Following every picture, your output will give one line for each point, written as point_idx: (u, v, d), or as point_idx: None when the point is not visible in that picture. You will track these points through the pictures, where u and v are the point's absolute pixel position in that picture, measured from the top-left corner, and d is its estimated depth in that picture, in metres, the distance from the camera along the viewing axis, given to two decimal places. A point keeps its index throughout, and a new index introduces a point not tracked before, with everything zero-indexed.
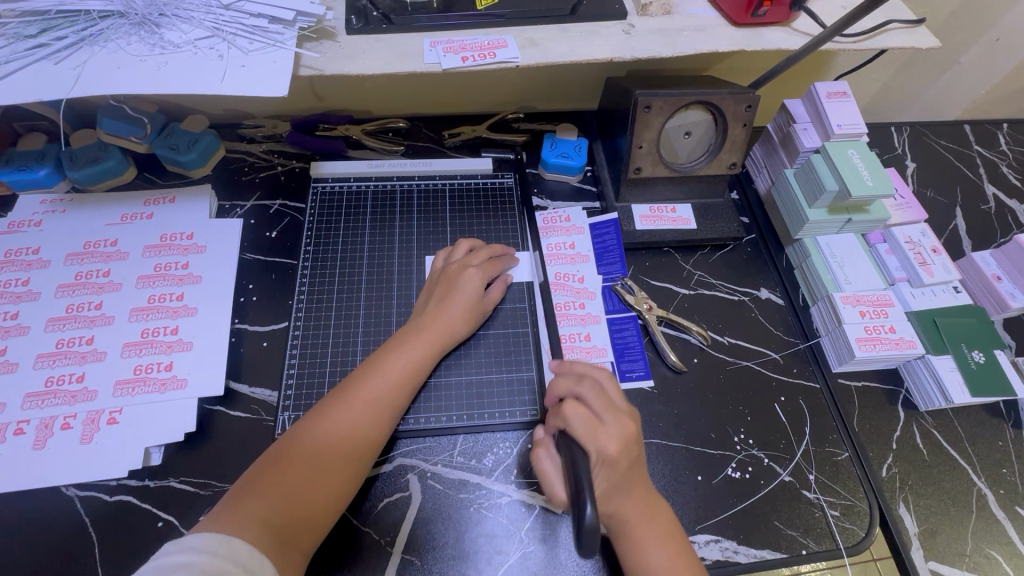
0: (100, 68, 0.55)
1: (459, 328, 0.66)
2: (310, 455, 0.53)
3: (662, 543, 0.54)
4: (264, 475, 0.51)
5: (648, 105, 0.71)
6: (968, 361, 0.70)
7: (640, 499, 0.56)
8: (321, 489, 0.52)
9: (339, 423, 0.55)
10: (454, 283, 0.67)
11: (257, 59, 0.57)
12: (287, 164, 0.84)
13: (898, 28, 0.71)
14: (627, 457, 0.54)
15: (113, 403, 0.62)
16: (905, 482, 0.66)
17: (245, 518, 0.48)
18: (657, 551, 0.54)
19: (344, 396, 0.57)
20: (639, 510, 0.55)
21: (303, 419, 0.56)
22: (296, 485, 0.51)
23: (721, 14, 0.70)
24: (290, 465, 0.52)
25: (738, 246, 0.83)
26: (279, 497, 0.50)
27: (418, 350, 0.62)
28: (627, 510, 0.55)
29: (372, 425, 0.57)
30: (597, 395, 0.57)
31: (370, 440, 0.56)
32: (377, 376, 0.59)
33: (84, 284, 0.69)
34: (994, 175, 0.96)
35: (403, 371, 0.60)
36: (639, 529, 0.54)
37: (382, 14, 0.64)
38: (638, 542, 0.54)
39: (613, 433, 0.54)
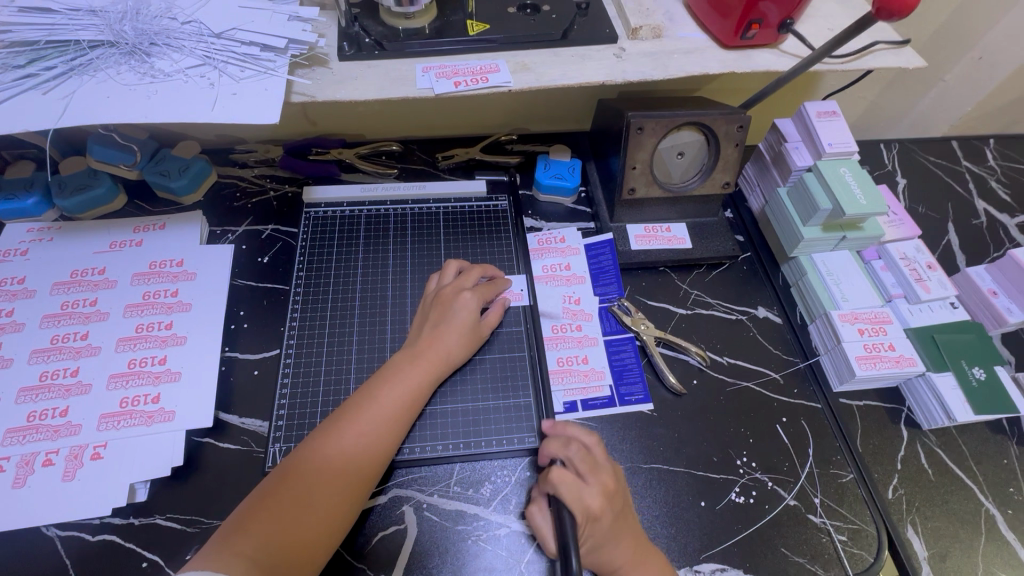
0: (90, 97, 0.54)
1: (457, 351, 0.64)
2: (302, 490, 0.52)
3: None
4: (254, 511, 0.50)
5: (641, 127, 0.71)
6: (969, 378, 0.69)
7: (636, 550, 0.55)
8: (313, 526, 0.51)
9: (333, 455, 0.54)
10: (449, 308, 0.66)
11: (249, 87, 0.56)
12: (279, 189, 0.84)
13: (884, 49, 0.72)
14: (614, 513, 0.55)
15: (98, 437, 0.60)
16: (912, 504, 0.65)
17: (235, 555, 0.47)
18: None
19: (338, 427, 0.55)
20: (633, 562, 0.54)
21: (297, 451, 0.55)
22: (287, 522, 0.50)
23: (710, 36, 0.71)
24: (282, 496, 0.51)
25: (734, 264, 0.83)
26: (270, 535, 0.49)
27: (415, 375, 0.61)
28: (619, 562, 0.54)
29: (370, 455, 0.55)
30: (583, 457, 0.57)
31: (367, 472, 0.55)
32: (373, 403, 0.57)
33: (70, 314, 0.67)
34: (984, 190, 0.96)
35: (400, 400, 0.59)
36: None
37: (375, 40, 0.65)
38: None
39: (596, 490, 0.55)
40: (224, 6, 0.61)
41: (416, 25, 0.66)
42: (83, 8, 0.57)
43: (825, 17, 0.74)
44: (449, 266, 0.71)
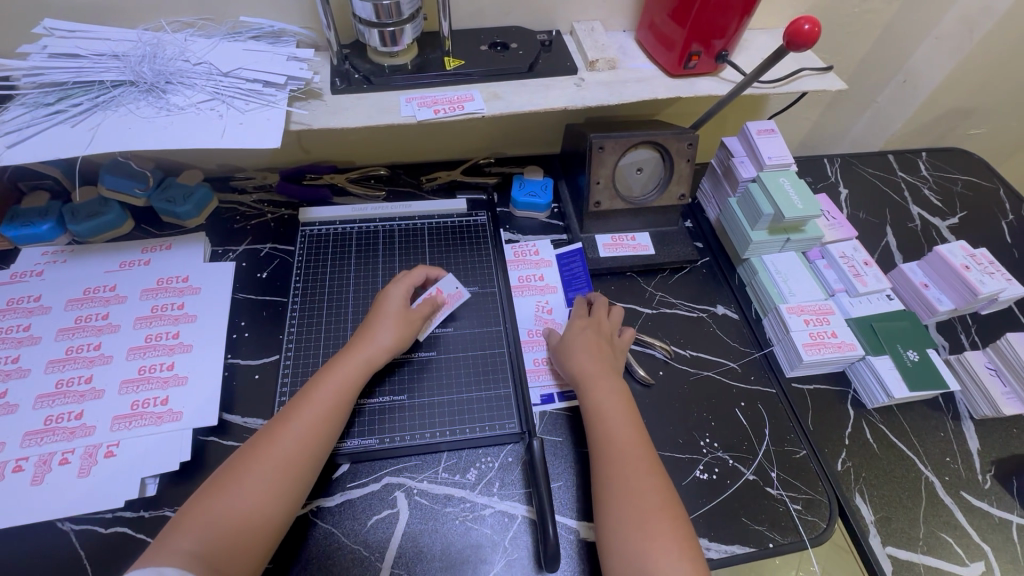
0: (112, 129, 0.62)
1: (387, 343, 0.69)
2: (240, 486, 0.55)
3: (614, 395, 0.66)
4: (196, 507, 0.54)
5: (601, 146, 0.80)
6: (904, 360, 0.77)
7: (603, 363, 0.69)
8: (251, 519, 0.54)
9: (268, 447, 0.58)
10: (379, 306, 0.73)
11: (253, 117, 0.64)
12: (276, 212, 0.91)
13: (810, 74, 0.82)
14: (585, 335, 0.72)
15: (111, 437, 0.64)
16: (859, 474, 0.71)
17: (174, 551, 0.50)
18: (611, 401, 0.66)
19: (275, 427, 0.60)
20: (597, 369, 0.68)
21: (237, 454, 0.58)
22: (226, 515, 0.53)
23: (658, 67, 0.81)
24: (221, 491, 0.55)
25: (694, 268, 0.91)
26: (208, 528, 0.52)
27: (347, 372, 0.65)
28: (584, 366, 0.69)
29: (305, 448, 0.59)
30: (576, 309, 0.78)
31: (303, 466, 0.58)
32: (307, 398, 0.62)
33: (84, 327, 0.73)
34: (917, 197, 1.07)
35: (334, 397, 0.63)
36: (601, 392, 0.66)
37: (363, 76, 0.74)
38: (600, 396, 0.66)
39: (618, 399, 0.66)
40: (230, 49, 0.69)
41: (400, 62, 0.75)
42: (106, 54, 0.65)
43: (757, 49, 0.85)
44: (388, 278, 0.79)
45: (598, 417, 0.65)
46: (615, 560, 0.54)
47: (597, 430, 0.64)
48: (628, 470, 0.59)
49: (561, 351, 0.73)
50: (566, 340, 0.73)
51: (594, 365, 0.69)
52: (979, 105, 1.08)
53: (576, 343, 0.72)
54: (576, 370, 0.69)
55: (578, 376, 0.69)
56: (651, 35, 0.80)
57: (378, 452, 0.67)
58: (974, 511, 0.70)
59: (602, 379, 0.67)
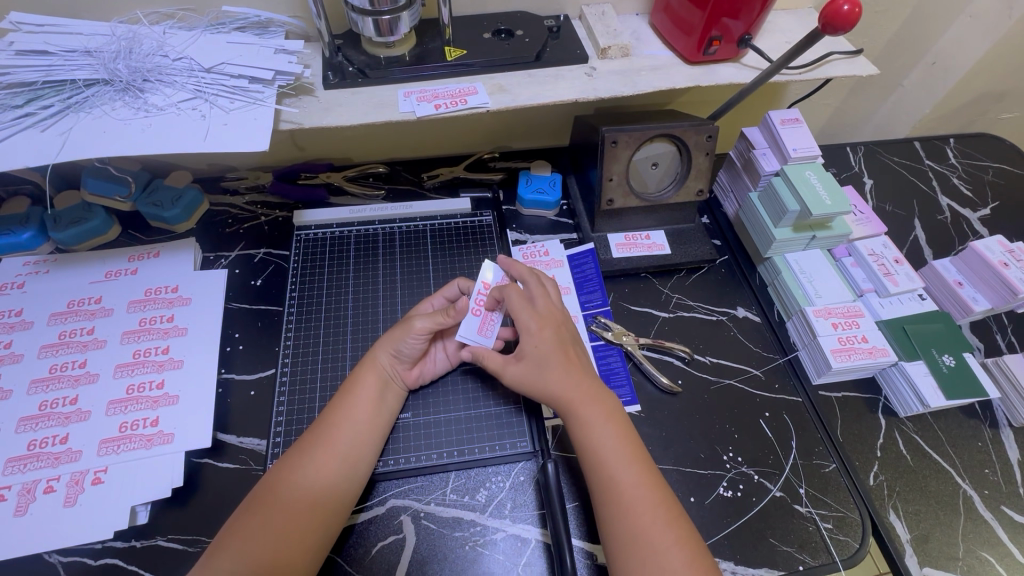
0: (85, 133, 0.56)
1: (399, 354, 0.66)
2: (273, 503, 0.54)
3: (605, 419, 0.60)
4: (239, 524, 0.53)
5: (614, 140, 0.75)
6: (940, 365, 0.72)
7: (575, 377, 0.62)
8: (289, 536, 0.53)
9: (299, 463, 0.57)
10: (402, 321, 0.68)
11: (239, 117, 0.59)
12: (270, 214, 0.86)
13: (839, 58, 0.77)
14: (547, 347, 0.63)
15: (98, 462, 0.61)
16: (893, 489, 0.67)
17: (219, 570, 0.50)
18: (602, 429, 0.59)
19: (305, 441, 0.59)
20: (579, 389, 0.61)
21: (267, 475, 0.57)
22: (260, 539, 0.52)
23: (675, 53, 0.75)
24: (257, 509, 0.54)
25: (712, 267, 0.86)
26: (250, 547, 0.51)
27: (366, 376, 0.64)
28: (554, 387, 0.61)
29: (340, 460, 0.58)
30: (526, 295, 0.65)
31: (338, 479, 0.57)
32: (334, 413, 0.61)
33: (68, 343, 0.69)
34: (946, 187, 1.01)
35: (365, 408, 0.62)
36: (586, 414, 0.60)
37: (358, 68, 0.68)
38: (585, 428, 0.59)
39: (614, 431, 0.59)
40: (212, 42, 0.64)
41: (396, 53, 0.70)
42: (78, 50, 0.60)
43: (782, 32, 0.79)
44: (434, 296, 0.72)
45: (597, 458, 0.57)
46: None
47: (598, 474, 0.57)
48: (645, 519, 0.53)
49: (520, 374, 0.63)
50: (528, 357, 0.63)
51: (574, 387, 0.61)
52: (1013, 87, 1.02)
53: (536, 363, 0.62)
54: (558, 395, 0.61)
55: (565, 405, 0.60)
56: (667, 19, 0.74)
57: (381, 473, 0.63)
58: (1016, 526, 0.66)
59: (586, 402, 0.60)
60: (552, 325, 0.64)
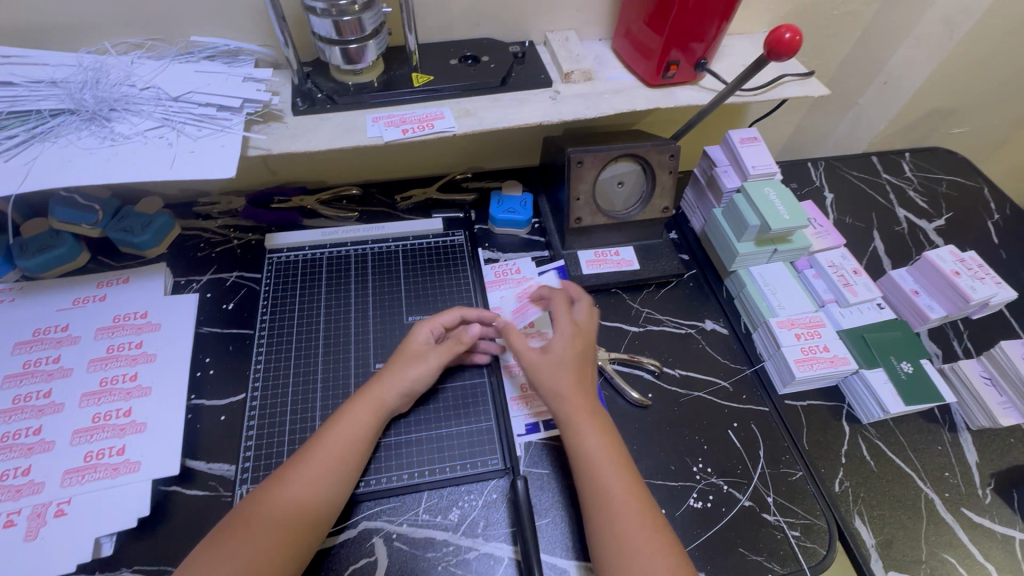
0: (50, 163, 0.57)
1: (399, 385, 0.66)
2: (259, 517, 0.55)
3: (598, 429, 0.61)
4: (223, 535, 0.53)
5: (580, 161, 0.77)
6: (898, 372, 0.75)
7: (585, 386, 0.64)
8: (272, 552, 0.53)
9: (287, 483, 0.57)
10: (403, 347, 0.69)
11: (207, 144, 0.60)
12: (242, 237, 0.87)
13: (792, 80, 0.80)
14: (572, 352, 0.66)
15: (61, 494, 0.60)
16: (858, 495, 0.69)
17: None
18: (595, 437, 0.61)
19: (296, 457, 0.60)
20: (579, 399, 0.63)
21: (259, 485, 0.58)
22: (249, 550, 0.52)
23: (637, 77, 0.78)
24: (241, 523, 0.54)
25: (681, 282, 0.88)
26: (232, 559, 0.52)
27: (361, 406, 0.63)
28: (563, 389, 0.63)
29: (331, 469, 0.59)
30: (566, 306, 0.71)
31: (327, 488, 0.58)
32: (327, 433, 0.61)
33: (33, 372, 0.68)
34: (903, 199, 1.05)
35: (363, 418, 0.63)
36: (583, 421, 0.61)
37: (327, 95, 0.70)
38: (583, 438, 0.61)
39: (606, 440, 0.61)
40: (181, 72, 0.65)
41: (364, 80, 0.72)
42: (44, 80, 0.60)
43: (737, 56, 0.83)
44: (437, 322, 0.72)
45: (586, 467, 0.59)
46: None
47: (589, 484, 0.58)
48: (631, 523, 0.55)
49: (535, 373, 0.66)
50: (548, 355, 0.66)
51: (576, 394, 0.63)
52: (960, 104, 1.07)
53: (555, 362, 0.65)
54: (561, 404, 0.63)
55: (563, 415, 0.62)
56: (628, 44, 0.77)
57: (362, 493, 0.64)
58: (976, 527, 0.68)
59: (584, 412, 0.62)
60: (580, 340, 0.67)
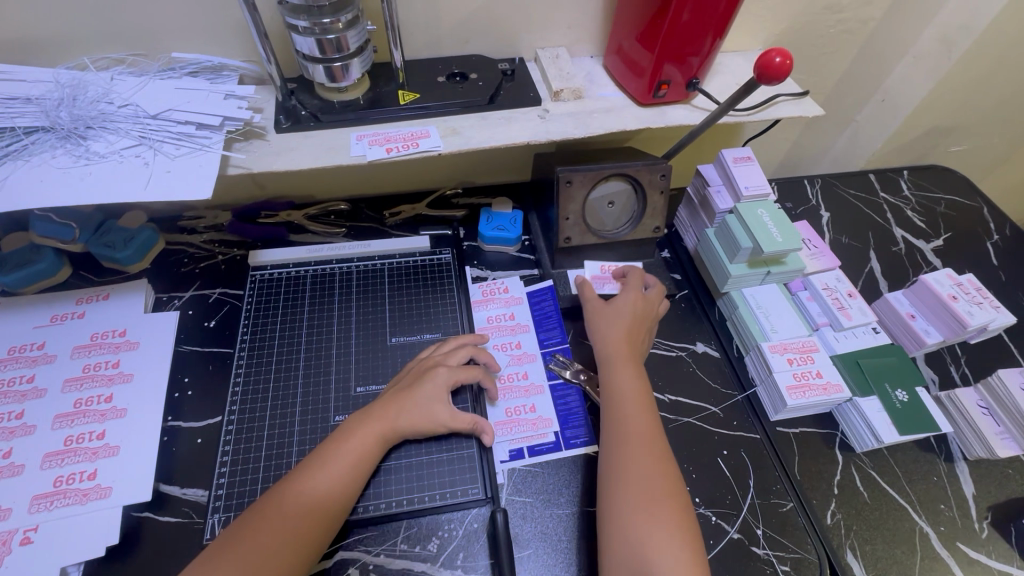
0: (21, 182, 0.55)
1: (414, 420, 0.65)
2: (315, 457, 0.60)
3: (632, 375, 0.69)
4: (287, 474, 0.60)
5: (569, 180, 0.76)
6: (893, 400, 0.73)
7: (634, 339, 0.72)
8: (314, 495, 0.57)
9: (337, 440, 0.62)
10: (421, 378, 0.68)
11: (184, 164, 0.59)
12: (227, 252, 0.85)
13: (786, 100, 0.79)
14: (631, 312, 0.74)
15: (28, 521, 0.58)
16: (850, 527, 0.67)
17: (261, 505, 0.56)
18: (629, 380, 0.68)
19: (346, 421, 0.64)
20: (620, 346, 0.71)
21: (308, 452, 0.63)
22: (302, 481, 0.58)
23: (628, 96, 0.77)
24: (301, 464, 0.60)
25: (672, 302, 0.87)
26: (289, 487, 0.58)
27: (373, 429, 0.63)
28: (610, 340, 0.72)
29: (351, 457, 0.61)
30: (636, 277, 0.80)
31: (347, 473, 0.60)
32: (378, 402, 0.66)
33: (6, 392, 0.66)
34: (900, 219, 1.04)
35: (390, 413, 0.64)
36: (620, 366, 0.69)
37: (310, 113, 0.69)
38: (617, 379, 0.68)
39: (638, 384, 0.68)
40: (161, 88, 0.64)
41: (349, 97, 0.71)
42: (19, 97, 0.59)
43: (731, 75, 0.82)
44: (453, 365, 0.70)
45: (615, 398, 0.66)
46: (620, 543, 0.55)
47: (614, 418, 0.65)
48: (641, 453, 0.61)
49: (593, 322, 0.75)
50: (607, 312, 0.75)
51: (624, 346, 0.71)
52: (959, 123, 1.06)
53: (612, 315, 0.74)
54: (605, 351, 0.71)
55: (604, 360, 0.71)
56: (619, 62, 0.76)
57: (359, 518, 0.62)
58: (972, 563, 0.66)
59: (624, 362, 0.70)
60: (642, 309, 0.76)
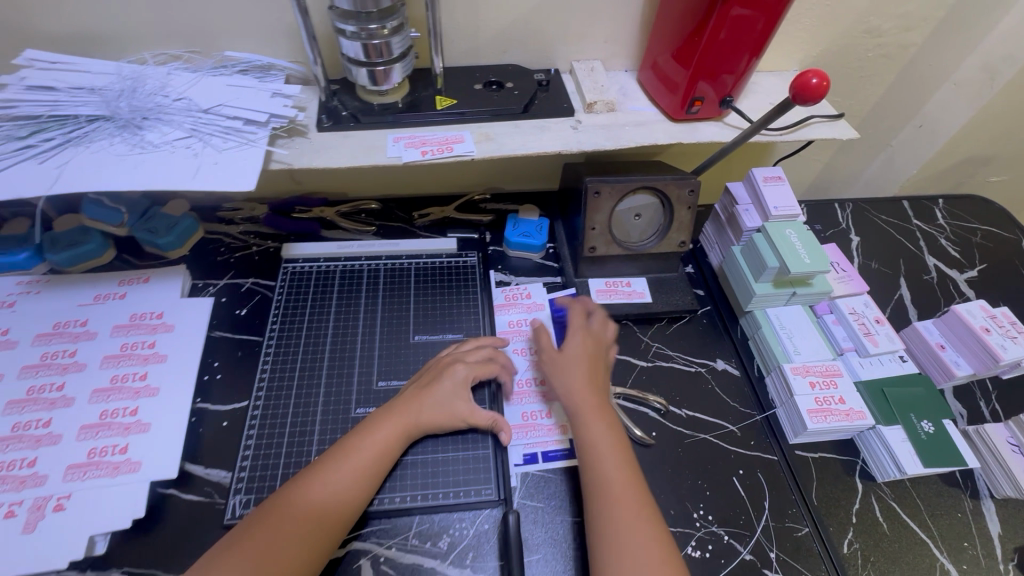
0: (81, 166, 0.59)
1: (435, 414, 0.66)
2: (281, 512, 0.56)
3: (605, 424, 0.65)
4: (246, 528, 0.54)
5: (598, 191, 0.77)
6: (918, 431, 0.71)
7: (593, 379, 0.69)
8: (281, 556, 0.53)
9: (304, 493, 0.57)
10: (438, 376, 0.69)
11: (230, 157, 0.62)
12: (261, 244, 0.88)
13: (819, 122, 0.79)
14: (588, 354, 0.71)
15: (62, 489, 0.61)
16: (867, 558, 0.65)
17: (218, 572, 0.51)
18: (603, 431, 0.64)
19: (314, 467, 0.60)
20: (585, 390, 0.67)
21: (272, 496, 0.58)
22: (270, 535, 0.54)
23: (660, 110, 0.78)
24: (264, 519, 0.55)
25: (694, 318, 0.86)
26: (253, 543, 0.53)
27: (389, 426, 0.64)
28: (571, 385, 0.68)
29: (351, 474, 0.60)
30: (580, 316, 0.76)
31: (347, 493, 0.59)
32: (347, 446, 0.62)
33: (49, 364, 0.70)
34: (933, 247, 1.02)
35: (389, 433, 0.64)
36: (591, 417, 0.65)
37: (350, 113, 0.71)
38: (590, 432, 0.64)
39: (612, 435, 0.64)
40: (213, 84, 0.67)
41: (389, 100, 0.73)
42: (84, 87, 0.63)
43: (765, 94, 0.82)
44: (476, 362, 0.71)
45: (590, 454, 0.62)
46: None
47: (593, 475, 0.61)
48: (626, 510, 0.57)
49: (553, 371, 0.71)
50: (563, 356, 0.71)
51: (590, 395, 0.67)
52: (999, 153, 1.04)
53: (571, 359, 0.71)
54: (574, 402, 0.67)
55: (573, 413, 0.66)
56: (653, 77, 0.77)
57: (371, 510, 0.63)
58: None
59: (593, 410, 0.66)
60: (594, 351, 0.72)
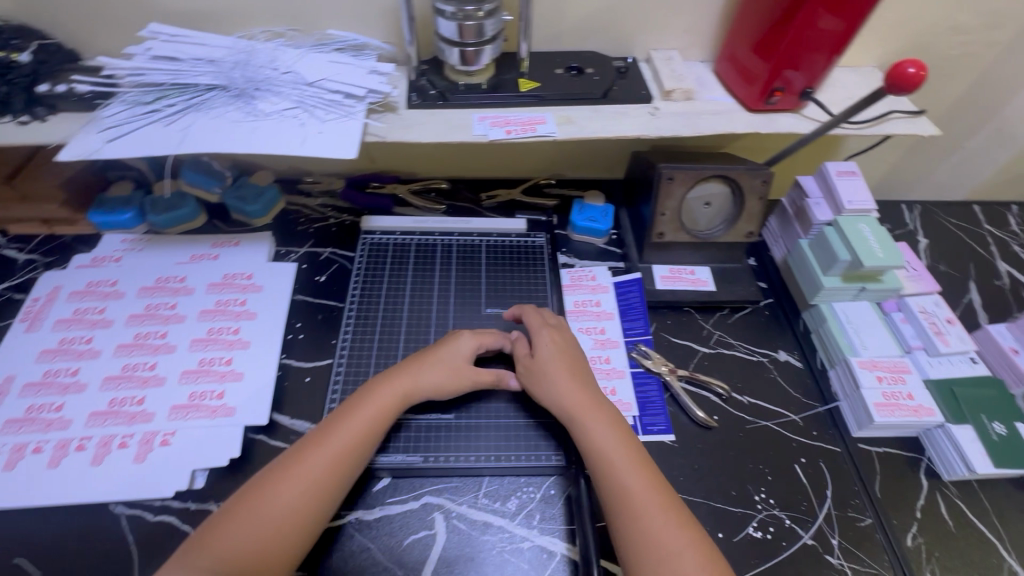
0: (201, 130, 0.64)
1: (436, 381, 0.67)
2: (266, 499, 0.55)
3: (608, 424, 0.62)
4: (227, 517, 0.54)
5: (671, 177, 0.78)
6: (989, 432, 0.71)
7: (572, 381, 0.66)
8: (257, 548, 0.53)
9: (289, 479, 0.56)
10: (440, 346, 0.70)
11: (333, 127, 0.66)
12: (338, 217, 0.93)
13: (900, 117, 0.78)
14: (562, 355, 0.69)
15: (167, 426, 0.66)
16: (932, 554, 0.65)
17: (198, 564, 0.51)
18: (605, 433, 0.61)
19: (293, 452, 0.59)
20: (576, 392, 0.65)
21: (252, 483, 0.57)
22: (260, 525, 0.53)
23: (737, 100, 0.79)
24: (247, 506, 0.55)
25: (756, 309, 0.87)
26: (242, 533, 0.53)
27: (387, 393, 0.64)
28: (555, 389, 0.66)
29: (322, 475, 0.58)
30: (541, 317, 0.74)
31: (333, 483, 0.58)
32: (335, 433, 0.60)
33: (153, 315, 0.75)
34: (1006, 253, 0.99)
35: (367, 419, 0.62)
36: (591, 419, 0.62)
37: (438, 92, 0.74)
38: (595, 434, 0.61)
39: (615, 435, 0.61)
40: (315, 60, 0.71)
41: (475, 81, 0.76)
42: (203, 59, 0.68)
43: (843, 89, 0.82)
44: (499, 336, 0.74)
45: (596, 460, 0.60)
46: None
47: (608, 480, 0.58)
48: (650, 515, 0.55)
49: (529, 377, 0.69)
50: (535, 359, 0.69)
51: (580, 399, 0.64)
52: None
53: (545, 360, 0.68)
54: (568, 405, 0.64)
55: (570, 415, 0.64)
56: (731, 68, 0.78)
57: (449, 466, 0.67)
58: None
59: (592, 410, 0.63)
60: (563, 348, 0.70)
